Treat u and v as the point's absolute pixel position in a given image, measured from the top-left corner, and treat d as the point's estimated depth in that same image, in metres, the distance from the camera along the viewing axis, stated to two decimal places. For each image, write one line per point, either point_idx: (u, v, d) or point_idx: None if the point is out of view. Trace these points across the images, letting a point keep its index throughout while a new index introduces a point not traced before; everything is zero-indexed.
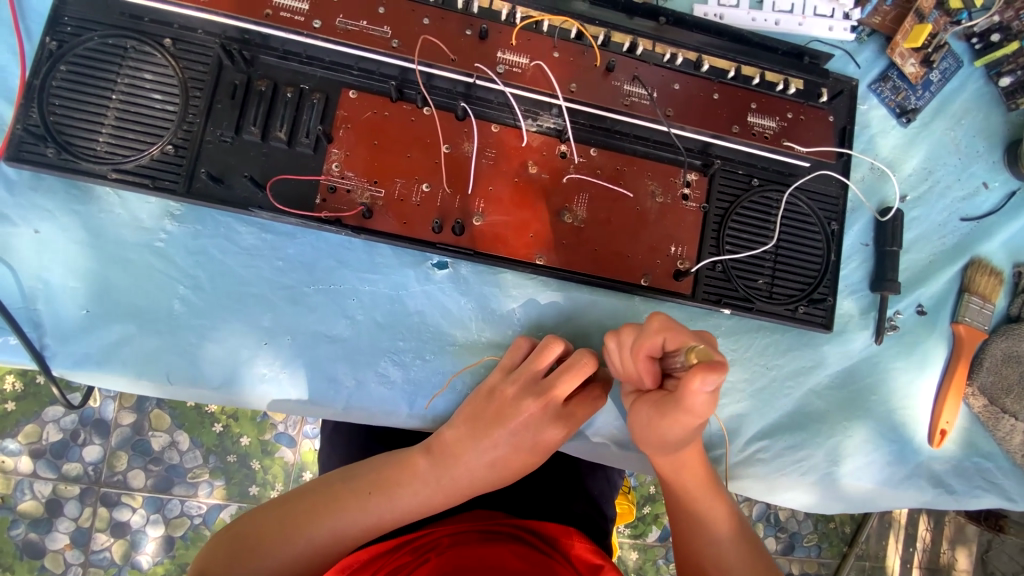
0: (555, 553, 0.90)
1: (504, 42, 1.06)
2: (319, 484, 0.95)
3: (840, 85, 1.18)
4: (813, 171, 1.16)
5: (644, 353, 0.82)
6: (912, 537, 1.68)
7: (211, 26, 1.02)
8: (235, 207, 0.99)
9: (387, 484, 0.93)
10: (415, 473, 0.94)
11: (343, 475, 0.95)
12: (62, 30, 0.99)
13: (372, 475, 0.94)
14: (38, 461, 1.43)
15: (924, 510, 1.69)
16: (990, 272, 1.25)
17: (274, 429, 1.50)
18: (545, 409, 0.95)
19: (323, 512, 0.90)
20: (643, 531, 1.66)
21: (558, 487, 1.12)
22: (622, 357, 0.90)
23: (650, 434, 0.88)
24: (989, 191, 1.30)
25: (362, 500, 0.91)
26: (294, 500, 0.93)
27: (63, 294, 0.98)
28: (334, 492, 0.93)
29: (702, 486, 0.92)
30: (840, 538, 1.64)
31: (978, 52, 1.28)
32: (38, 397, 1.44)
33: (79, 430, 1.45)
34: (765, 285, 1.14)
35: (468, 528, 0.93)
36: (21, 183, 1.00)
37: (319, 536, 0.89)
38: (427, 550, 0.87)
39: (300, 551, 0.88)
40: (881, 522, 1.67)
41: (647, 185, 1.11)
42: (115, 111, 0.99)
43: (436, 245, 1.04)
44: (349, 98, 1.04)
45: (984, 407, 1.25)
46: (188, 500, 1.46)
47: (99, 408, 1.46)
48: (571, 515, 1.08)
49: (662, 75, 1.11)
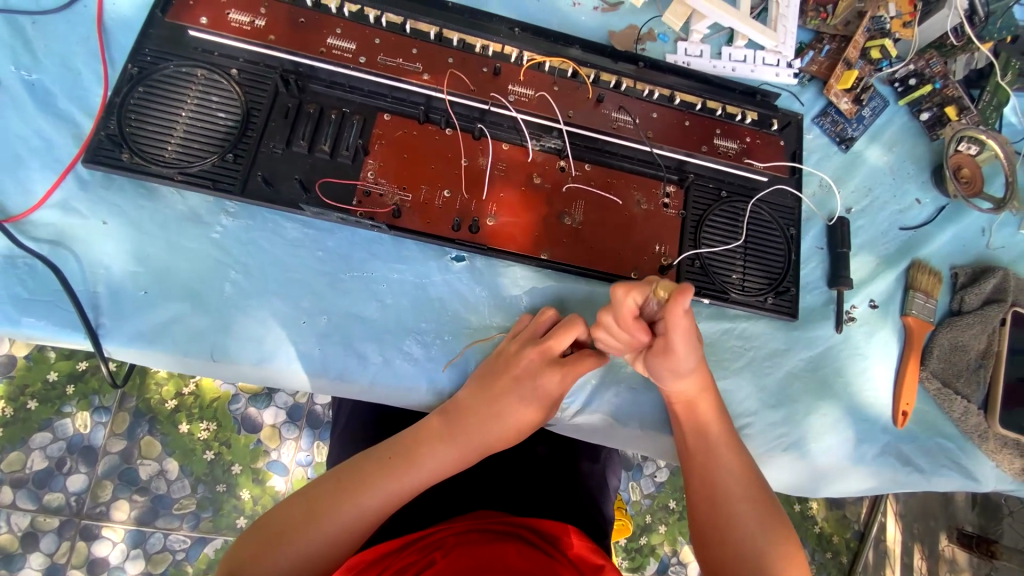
0: (553, 550, 0.97)
1: (514, 78, 1.29)
2: (337, 473, 0.99)
3: (788, 117, 1.43)
4: (771, 185, 1.39)
5: (631, 318, 0.96)
6: (909, 567, 1.89)
7: (271, 60, 1.23)
8: (283, 205, 1.16)
9: (403, 462, 0.99)
10: (430, 440, 1.04)
11: (359, 462, 1.00)
12: (143, 59, 1.19)
13: (388, 453, 1.01)
14: (19, 491, 1.50)
15: (917, 540, 1.90)
16: (930, 271, 1.45)
17: (267, 457, 1.62)
18: (543, 356, 1.10)
19: (343, 498, 0.95)
20: (641, 563, 1.72)
21: (556, 479, 1.23)
22: (615, 333, 1.03)
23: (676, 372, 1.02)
24: (922, 206, 1.54)
25: (380, 482, 0.97)
26: (313, 493, 0.97)
27: (121, 277, 1.11)
28: (352, 479, 0.98)
29: (721, 436, 1.04)
30: (837, 568, 1.85)
31: (901, 94, 1.56)
32: (27, 424, 1.54)
33: (65, 458, 1.54)
34: (738, 279, 1.32)
35: (470, 527, 1.00)
36: (93, 183, 1.15)
37: (340, 522, 0.94)
38: (432, 549, 0.94)
39: (323, 539, 0.92)
40: (877, 551, 1.88)
41: (633, 195, 1.32)
42: (183, 126, 1.17)
43: (455, 241, 1.21)
44: (384, 120, 1.24)
45: (938, 389, 1.41)
46: (171, 534, 1.54)
47: (88, 435, 1.55)
48: (570, 505, 1.17)
49: (642, 106, 1.34)
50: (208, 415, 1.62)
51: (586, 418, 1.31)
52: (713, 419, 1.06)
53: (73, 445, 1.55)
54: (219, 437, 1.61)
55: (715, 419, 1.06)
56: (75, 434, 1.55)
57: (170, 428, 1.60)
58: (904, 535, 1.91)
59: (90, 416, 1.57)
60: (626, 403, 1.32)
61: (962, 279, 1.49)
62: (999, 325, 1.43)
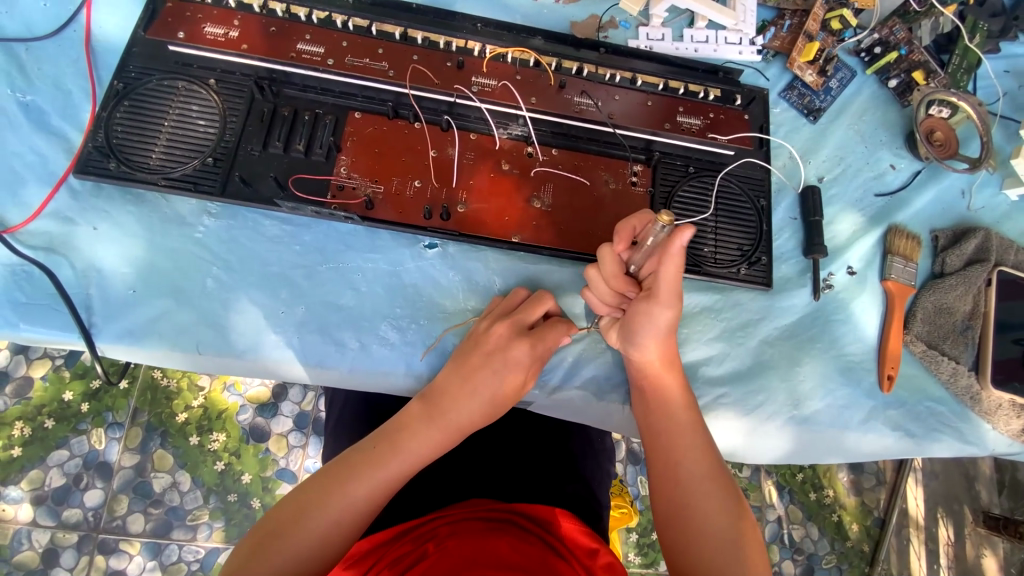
0: (545, 537, 0.99)
1: (477, 70, 1.34)
2: (328, 468, 1.01)
3: (752, 93, 1.45)
4: (738, 159, 1.40)
5: (626, 234, 1.05)
6: (935, 553, 1.85)
7: (247, 69, 1.30)
8: (261, 203, 1.21)
9: (388, 446, 1.01)
10: (413, 426, 1.05)
11: (348, 455, 1.02)
12: (128, 75, 1.27)
13: (375, 441, 1.03)
14: (39, 508, 1.56)
15: (942, 522, 1.88)
16: (908, 235, 1.45)
17: (276, 465, 1.67)
18: (513, 328, 1.16)
19: (335, 489, 0.97)
20: (654, 558, 1.74)
21: (551, 466, 1.22)
22: (604, 266, 1.07)
23: (657, 325, 1.05)
24: (897, 171, 1.54)
25: (369, 470, 0.98)
26: (307, 490, 0.98)
27: (112, 277, 1.17)
28: (343, 471, 0.99)
29: (686, 419, 1.06)
30: (860, 557, 1.81)
31: (868, 63, 1.58)
32: (46, 441, 1.60)
33: (82, 474, 1.60)
34: (710, 252, 1.34)
35: (466, 515, 1.02)
36: (84, 192, 1.22)
37: (334, 514, 0.95)
38: (427, 539, 0.97)
39: (313, 537, 0.93)
40: (900, 539, 1.85)
41: (601, 176, 1.34)
42: (166, 134, 1.24)
43: (426, 228, 1.25)
44: (355, 118, 1.29)
45: (924, 351, 1.39)
46: (187, 545, 1.59)
47: (104, 450, 1.61)
48: (564, 494, 1.16)
49: (605, 90, 1.38)
50: (218, 426, 1.67)
51: (564, 394, 1.33)
52: (679, 398, 1.09)
53: (89, 461, 1.61)
54: (229, 447, 1.66)
55: (681, 402, 1.09)
56: (91, 450, 1.61)
57: (181, 440, 1.65)
58: (928, 519, 1.88)
59: (105, 432, 1.63)
60: (605, 379, 1.34)
61: (942, 242, 1.48)
62: (985, 285, 1.42)
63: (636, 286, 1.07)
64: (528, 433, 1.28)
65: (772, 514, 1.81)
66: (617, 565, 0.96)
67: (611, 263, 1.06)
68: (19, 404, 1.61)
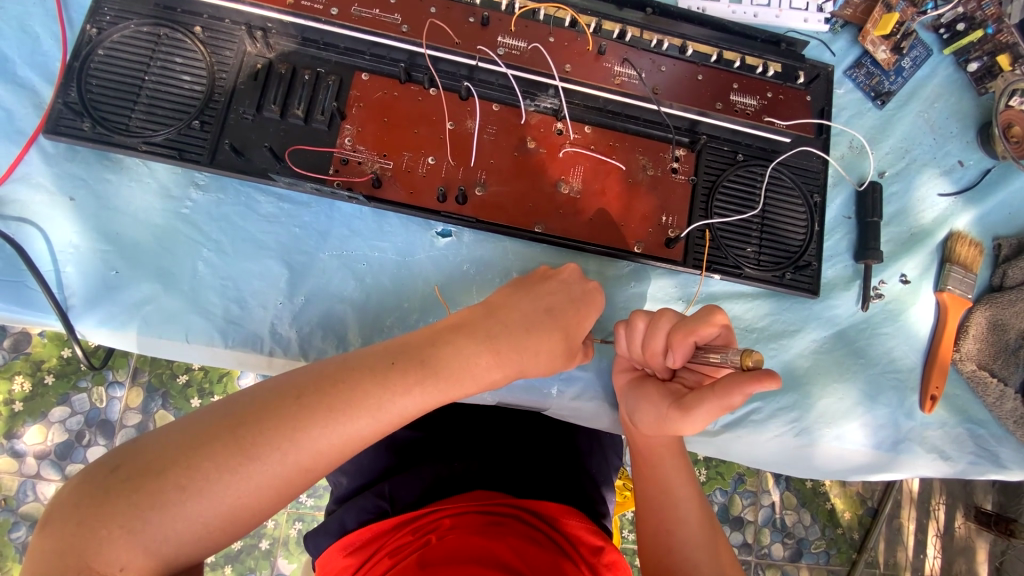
0: (553, 533, 0.93)
1: (504, 29, 1.15)
2: (293, 385, 0.74)
3: (816, 69, 1.26)
4: (794, 147, 1.24)
5: (691, 338, 0.82)
6: (922, 544, 1.78)
7: (238, 16, 1.12)
8: (255, 176, 1.08)
9: (407, 374, 0.79)
10: (449, 353, 0.83)
11: (328, 375, 0.76)
12: (102, 19, 1.09)
13: (379, 361, 0.79)
14: (43, 462, 1.51)
15: (933, 515, 1.79)
16: (971, 242, 1.30)
17: None
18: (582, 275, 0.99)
19: (303, 427, 0.71)
20: None
21: (559, 460, 1.16)
22: (651, 339, 0.88)
23: (661, 425, 0.90)
24: (965, 168, 1.37)
25: (366, 404, 0.75)
26: (243, 415, 0.70)
27: (90, 255, 1.06)
28: (322, 399, 0.73)
29: (689, 504, 0.93)
30: (849, 544, 1.75)
31: (946, 41, 1.37)
32: (46, 398, 1.53)
33: (84, 432, 1.53)
34: (753, 253, 1.21)
35: (467, 509, 0.95)
36: (57, 156, 1.08)
37: (297, 458, 0.71)
38: (428, 531, 0.91)
39: (270, 479, 0.70)
40: (889, 528, 1.78)
41: (638, 159, 1.19)
42: (148, 91, 1.08)
43: (440, 214, 1.12)
44: (361, 80, 1.13)
45: (973, 371, 1.28)
46: None
47: (105, 409, 1.54)
48: (561, 484, 1.10)
49: (650, 59, 1.20)
50: (219, 390, 1.59)
51: (579, 405, 1.25)
52: (679, 481, 0.95)
53: (90, 419, 1.54)
54: None
55: (682, 484, 0.95)
56: (92, 408, 1.54)
57: (183, 402, 1.57)
58: (920, 511, 1.79)
59: (105, 391, 1.55)
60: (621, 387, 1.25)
61: (1006, 251, 1.33)
62: None
63: (664, 373, 0.92)
64: (535, 431, 1.21)
65: (767, 498, 1.73)
66: (620, 564, 0.92)
67: (661, 342, 0.87)
68: (20, 359, 1.53)
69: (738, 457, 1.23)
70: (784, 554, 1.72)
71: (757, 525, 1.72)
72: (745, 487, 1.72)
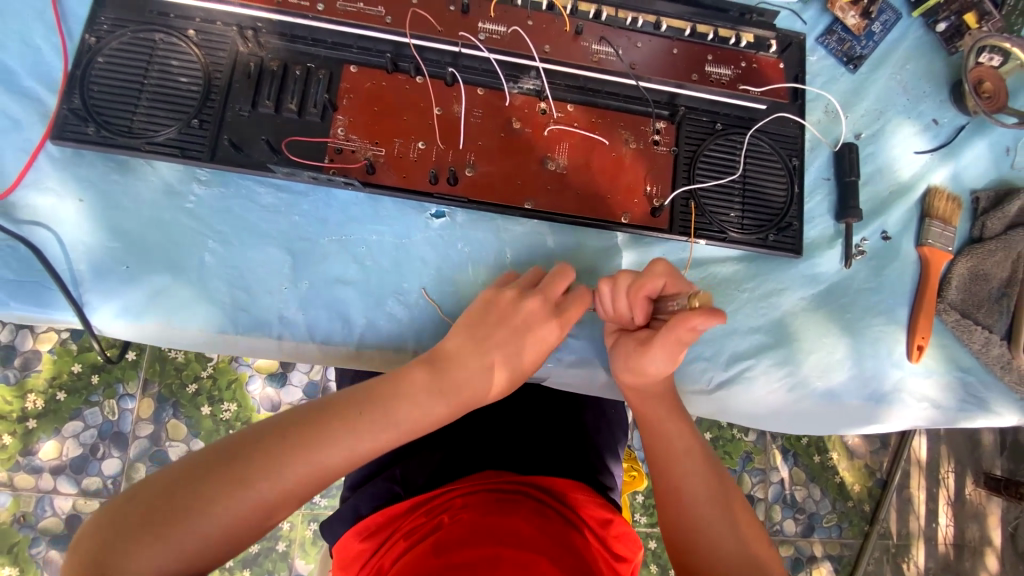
0: (561, 507, 0.97)
1: (484, 15, 1.20)
2: (270, 429, 0.80)
3: (789, 38, 1.30)
4: (771, 114, 1.28)
5: (644, 294, 0.93)
6: (934, 512, 1.81)
7: (228, 18, 1.16)
8: (254, 169, 1.13)
9: (375, 411, 0.85)
10: (415, 387, 0.89)
11: (306, 414, 0.82)
12: (99, 28, 1.14)
13: (348, 403, 0.85)
14: (59, 477, 1.55)
15: (943, 484, 1.82)
16: (948, 197, 1.34)
17: None
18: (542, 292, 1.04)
19: (282, 461, 0.77)
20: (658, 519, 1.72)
21: (562, 433, 1.20)
22: (614, 301, 0.98)
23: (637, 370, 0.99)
24: (940, 126, 1.41)
25: (339, 438, 0.81)
26: (229, 452, 0.76)
27: (102, 252, 1.11)
28: (299, 436, 0.80)
29: (694, 454, 0.96)
30: (860, 516, 1.78)
31: (914, 4, 1.41)
32: (58, 414, 1.57)
33: (98, 445, 1.58)
34: (736, 217, 1.25)
35: (478, 487, 0.97)
36: (64, 160, 1.13)
37: (276, 490, 0.77)
38: (441, 511, 0.93)
39: (251, 511, 0.75)
40: (899, 498, 1.81)
41: (620, 134, 1.23)
42: (148, 93, 1.13)
43: (433, 195, 1.16)
44: (350, 73, 1.18)
45: (957, 321, 1.31)
46: None
47: (118, 421, 1.59)
48: (563, 457, 1.13)
49: (626, 37, 1.25)
50: (228, 396, 1.63)
51: (578, 374, 1.29)
52: (678, 433, 0.98)
53: (104, 432, 1.59)
54: (241, 416, 1.62)
55: (684, 436, 0.98)
56: (105, 421, 1.59)
57: (193, 410, 1.62)
58: (929, 480, 1.82)
59: (117, 404, 1.60)
60: None
61: (984, 204, 1.37)
62: None
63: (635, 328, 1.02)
64: (537, 402, 1.25)
65: (775, 476, 1.77)
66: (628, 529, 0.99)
67: (623, 302, 0.97)
68: (31, 377, 1.57)
69: (737, 417, 1.27)
70: (796, 530, 1.76)
71: (767, 502, 1.75)
72: (753, 465, 1.75)
